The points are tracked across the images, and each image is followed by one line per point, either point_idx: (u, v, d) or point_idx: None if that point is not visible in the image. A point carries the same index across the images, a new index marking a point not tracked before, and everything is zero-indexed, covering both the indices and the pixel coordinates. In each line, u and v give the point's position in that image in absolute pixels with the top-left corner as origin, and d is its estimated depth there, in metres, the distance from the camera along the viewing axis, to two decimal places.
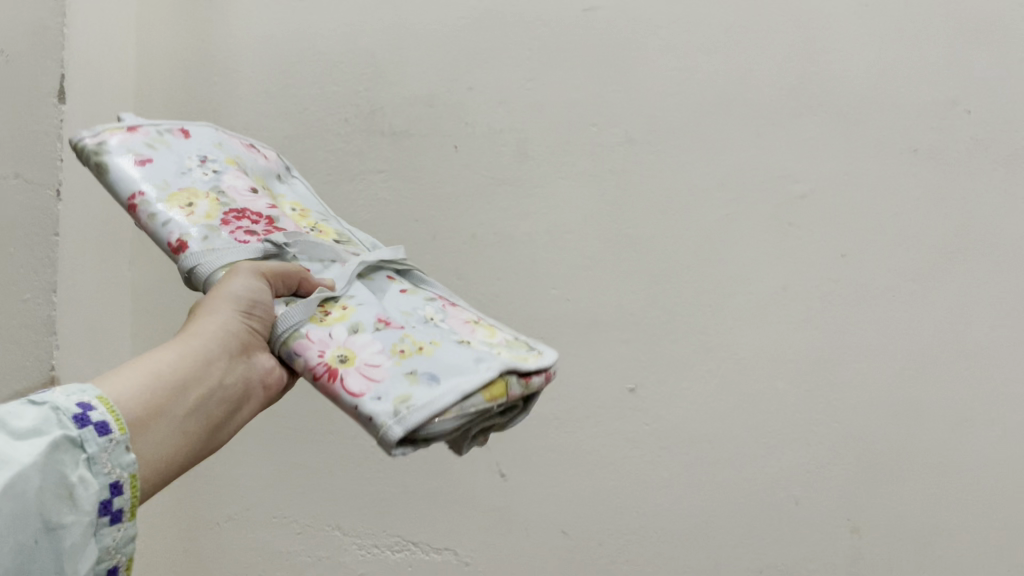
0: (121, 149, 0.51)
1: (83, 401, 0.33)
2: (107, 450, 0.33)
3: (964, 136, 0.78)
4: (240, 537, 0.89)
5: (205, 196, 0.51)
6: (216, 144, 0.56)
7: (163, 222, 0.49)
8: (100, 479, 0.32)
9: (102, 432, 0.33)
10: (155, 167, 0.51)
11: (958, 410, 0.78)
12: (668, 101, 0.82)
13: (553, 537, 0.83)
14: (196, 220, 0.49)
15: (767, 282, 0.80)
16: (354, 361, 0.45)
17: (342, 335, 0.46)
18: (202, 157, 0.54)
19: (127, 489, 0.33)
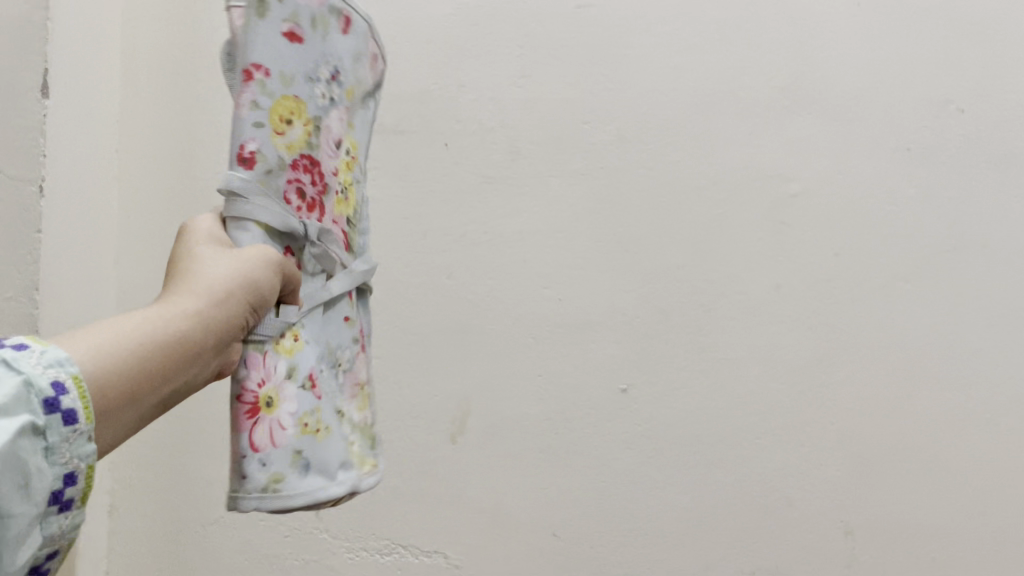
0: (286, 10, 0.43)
1: (58, 381, 0.30)
2: (70, 442, 0.30)
3: (956, 134, 0.79)
4: (223, 542, 0.86)
5: (303, 119, 0.44)
6: (349, 61, 0.49)
7: (258, 128, 0.41)
8: (55, 473, 0.29)
9: (69, 422, 0.30)
10: (296, 51, 0.43)
11: (952, 410, 0.78)
12: (660, 99, 0.81)
13: (544, 540, 0.81)
14: (279, 144, 0.42)
15: (760, 281, 0.79)
16: (274, 407, 0.42)
17: (280, 372, 0.42)
18: (324, 70, 0.47)
19: (81, 480, 0.30)
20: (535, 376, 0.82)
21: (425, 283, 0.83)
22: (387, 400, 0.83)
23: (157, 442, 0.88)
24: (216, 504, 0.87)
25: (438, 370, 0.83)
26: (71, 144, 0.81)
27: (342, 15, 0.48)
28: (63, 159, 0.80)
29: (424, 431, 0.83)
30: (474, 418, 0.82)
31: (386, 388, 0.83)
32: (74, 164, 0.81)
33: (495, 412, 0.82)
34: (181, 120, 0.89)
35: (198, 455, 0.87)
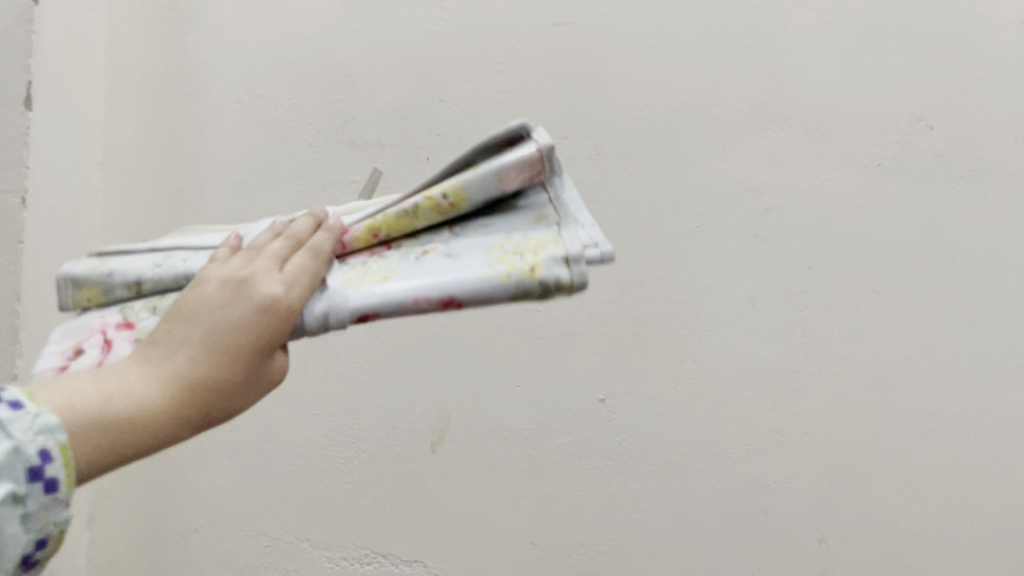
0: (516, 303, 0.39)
1: (44, 446, 0.30)
2: (47, 512, 0.29)
3: (925, 151, 0.81)
4: (204, 551, 0.87)
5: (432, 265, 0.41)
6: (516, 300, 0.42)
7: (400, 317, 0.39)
8: (25, 541, 0.29)
9: (49, 491, 0.29)
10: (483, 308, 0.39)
11: (924, 420, 0.79)
12: (637, 114, 0.82)
13: (524, 549, 0.82)
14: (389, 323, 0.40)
15: (736, 293, 0.81)
16: (85, 330, 0.43)
17: (114, 314, 0.44)
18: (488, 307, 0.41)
19: (51, 544, 0.30)
20: (515, 387, 0.83)
21: None
22: (367, 410, 0.85)
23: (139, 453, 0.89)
24: (196, 515, 0.87)
25: (420, 381, 0.84)
26: (54, 156, 0.81)
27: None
28: (46, 171, 0.80)
29: (405, 442, 0.84)
30: (455, 428, 0.83)
31: (366, 398, 0.85)
32: (58, 176, 0.82)
33: (475, 423, 0.83)
34: (165, 133, 0.89)
35: (181, 465, 0.88)
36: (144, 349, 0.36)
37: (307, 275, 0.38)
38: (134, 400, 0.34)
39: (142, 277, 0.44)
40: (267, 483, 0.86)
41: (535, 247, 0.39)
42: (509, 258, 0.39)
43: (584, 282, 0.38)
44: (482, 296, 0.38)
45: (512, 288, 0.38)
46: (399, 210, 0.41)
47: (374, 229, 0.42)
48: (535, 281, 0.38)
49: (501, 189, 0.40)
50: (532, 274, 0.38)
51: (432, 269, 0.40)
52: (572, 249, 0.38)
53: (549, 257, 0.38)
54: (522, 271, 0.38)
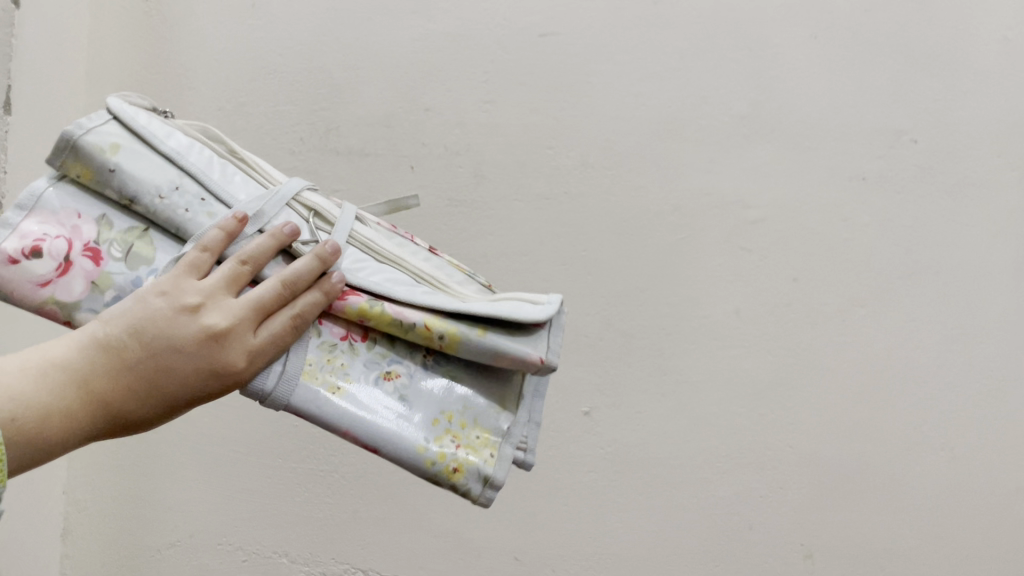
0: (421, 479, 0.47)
1: None
2: None
3: (910, 164, 0.80)
4: (179, 566, 0.86)
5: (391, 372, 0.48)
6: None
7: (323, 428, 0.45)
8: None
9: None
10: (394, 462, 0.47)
11: (910, 436, 0.79)
12: (623, 125, 0.82)
13: (507, 564, 0.82)
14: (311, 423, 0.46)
15: (721, 306, 0.80)
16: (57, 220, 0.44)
17: (91, 220, 0.45)
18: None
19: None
20: None
21: None
22: None
23: (115, 463, 0.88)
24: (174, 527, 0.87)
25: None
26: (34, 161, 0.81)
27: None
28: (24, 177, 0.79)
29: None
30: None
31: None
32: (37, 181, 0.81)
33: None
34: None
35: (158, 476, 0.87)
36: (99, 350, 0.39)
37: (266, 346, 0.42)
38: (64, 416, 0.38)
39: (138, 197, 0.45)
40: (245, 496, 0.85)
41: (466, 447, 0.48)
42: (446, 442, 0.47)
43: (488, 502, 0.48)
44: (405, 463, 0.46)
45: (428, 473, 0.46)
46: (399, 318, 0.46)
47: (365, 316, 0.46)
48: (452, 481, 0.47)
49: (494, 359, 0.47)
50: (457, 477, 0.47)
51: (382, 403, 0.47)
52: (498, 480, 0.48)
53: (475, 471, 0.47)
54: (448, 468, 0.47)
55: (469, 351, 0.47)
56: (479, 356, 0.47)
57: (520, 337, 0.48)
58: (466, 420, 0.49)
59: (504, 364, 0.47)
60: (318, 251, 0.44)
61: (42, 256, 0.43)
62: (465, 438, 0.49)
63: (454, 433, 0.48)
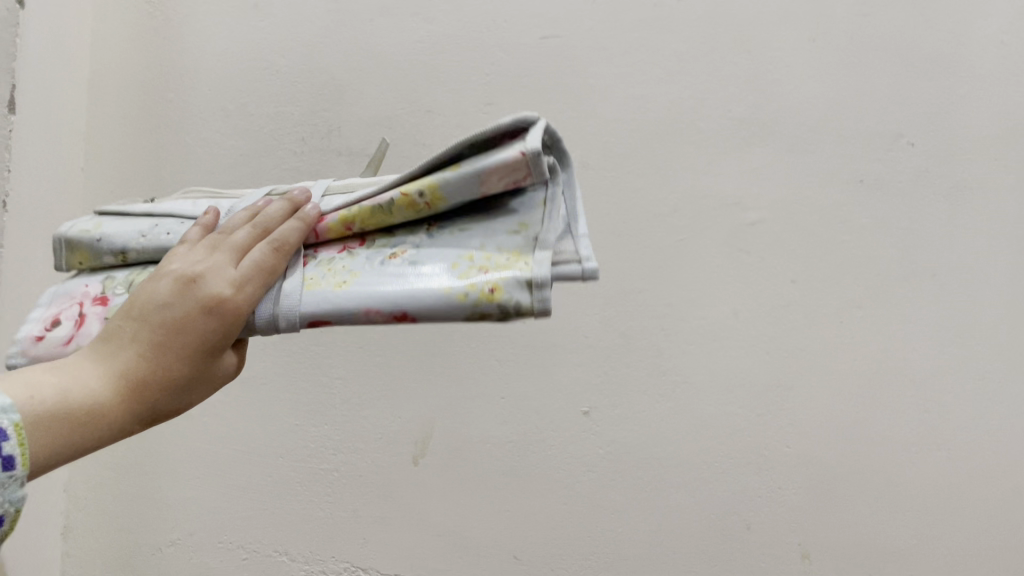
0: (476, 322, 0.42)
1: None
2: (7, 487, 0.33)
3: (908, 167, 0.81)
4: (179, 564, 0.86)
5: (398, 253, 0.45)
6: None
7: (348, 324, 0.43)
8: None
9: (7, 468, 0.33)
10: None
11: (908, 437, 0.79)
12: (622, 126, 0.83)
13: (507, 564, 0.81)
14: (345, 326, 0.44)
15: (720, 307, 0.81)
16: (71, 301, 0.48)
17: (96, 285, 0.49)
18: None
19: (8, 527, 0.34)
20: (498, 400, 0.82)
21: None
22: (348, 423, 0.84)
23: (115, 460, 0.89)
24: (173, 526, 0.87)
25: (403, 393, 0.84)
26: (37, 161, 0.81)
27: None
28: (27, 176, 0.79)
29: (388, 451, 0.83)
30: (438, 440, 0.83)
31: (348, 410, 0.84)
32: (40, 181, 0.81)
33: (456, 436, 0.82)
34: (151, 140, 0.89)
35: (159, 475, 0.87)
36: (101, 344, 0.40)
37: (255, 274, 0.43)
38: (86, 389, 0.38)
39: (126, 247, 0.49)
40: (246, 494, 0.85)
41: (500, 265, 0.42)
42: (474, 274, 0.42)
43: (544, 306, 0.40)
44: (437, 310, 0.42)
45: (469, 309, 0.41)
46: (375, 206, 0.45)
47: (347, 221, 0.46)
48: (494, 305, 0.41)
49: (482, 188, 0.43)
50: (494, 296, 0.41)
51: (393, 275, 0.43)
52: (539, 276, 0.41)
53: (513, 281, 0.41)
54: (482, 293, 0.41)
55: (454, 192, 0.43)
56: (467, 191, 0.43)
57: (499, 149, 0.43)
58: (494, 247, 0.43)
59: (496, 185, 0.43)
60: (281, 205, 0.46)
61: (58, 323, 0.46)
62: (498, 259, 0.43)
63: (482, 263, 0.43)
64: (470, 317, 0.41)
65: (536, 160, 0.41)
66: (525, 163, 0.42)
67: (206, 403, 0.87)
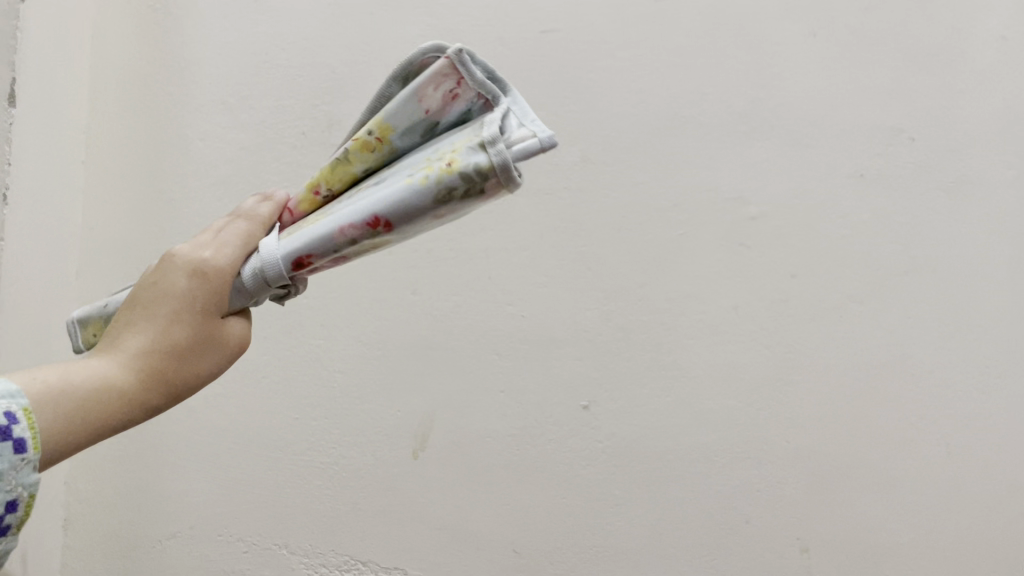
0: (449, 204, 0.40)
1: (9, 409, 0.34)
2: (18, 470, 0.33)
3: (908, 162, 0.81)
4: (180, 557, 0.86)
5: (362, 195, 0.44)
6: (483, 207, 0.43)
7: (333, 255, 0.42)
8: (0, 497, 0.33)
9: (18, 450, 0.34)
10: (428, 221, 0.41)
11: (908, 432, 0.79)
12: (621, 121, 0.83)
13: (506, 557, 0.81)
14: (336, 259, 0.42)
15: (720, 302, 0.81)
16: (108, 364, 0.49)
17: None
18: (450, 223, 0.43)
19: (22, 510, 0.34)
20: (498, 393, 0.82)
21: (389, 298, 0.85)
22: (348, 416, 0.84)
23: (120, 453, 0.89)
24: (175, 519, 0.86)
25: (403, 385, 0.83)
26: (37, 153, 0.81)
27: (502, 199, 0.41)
28: (28, 169, 0.79)
29: (388, 445, 0.83)
30: (438, 434, 0.82)
31: (348, 402, 0.84)
32: (41, 173, 0.81)
33: (456, 430, 0.82)
34: (151, 133, 0.89)
35: (161, 469, 0.87)
36: (106, 341, 0.42)
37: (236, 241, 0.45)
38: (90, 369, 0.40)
39: None
40: (247, 487, 0.85)
41: (455, 144, 0.40)
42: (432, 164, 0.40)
43: (502, 158, 0.38)
44: (404, 205, 0.40)
45: (435, 192, 0.39)
46: (334, 162, 0.45)
47: (315, 186, 0.46)
48: (455, 176, 0.39)
49: (422, 108, 0.43)
50: (452, 167, 0.39)
51: (361, 197, 0.42)
52: (488, 133, 0.38)
53: (468, 150, 0.39)
54: (440, 169, 0.39)
55: (398, 118, 0.43)
56: (410, 114, 0.43)
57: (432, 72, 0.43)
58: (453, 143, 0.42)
59: (435, 101, 0.43)
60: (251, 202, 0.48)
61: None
62: (452, 141, 0.41)
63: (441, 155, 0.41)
64: (441, 201, 0.39)
65: (463, 59, 0.41)
66: (453, 67, 0.42)
67: (206, 397, 0.87)
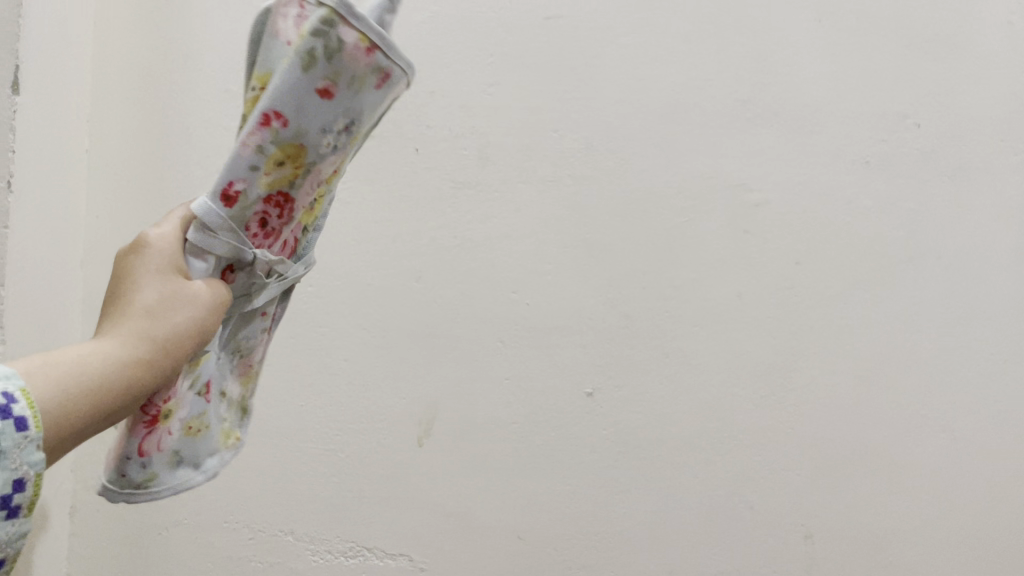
0: (325, 73, 0.39)
1: (6, 390, 0.32)
2: (21, 448, 0.31)
3: (913, 148, 0.81)
4: (186, 543, 0.85)
5: (296, 162, 0.42)
6: (386, 107, 0.43)
7: (252, 173, 0.40)
8: (5, 477, 0.30)
9: (19, 428, 0.31)
10: (321, 110, 0.40)
11: (911, 418, 0.80)
12: (625, 108, 0.83)
13: (510, 543, 0.81)
14: (259, 188, 0.41)
15: (724, 289, 0.81)
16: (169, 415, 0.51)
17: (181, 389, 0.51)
18: (357, 122, 0.42)
19: (29, 489, 0.31)
20: (502, 380, 0.82)
21: (393, 287, 0.83)
22: (352, 403, 0.83)
23: None
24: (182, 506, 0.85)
25: (408, 373, 0.83)
26: (40, 142, 0.81)
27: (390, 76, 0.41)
28: (29, 157, 0.79)
29: (389, 433, 0.83)
30: (441, 421, 0.82)
31: (353, 390, 0.83)
32: (43, 161, 0.81)
33: (461, 417, 0.82)
34: (156, 121, 0.89)
35: None
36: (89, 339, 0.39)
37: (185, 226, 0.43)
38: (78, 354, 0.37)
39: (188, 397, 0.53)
40: (254, 475, 0.84)
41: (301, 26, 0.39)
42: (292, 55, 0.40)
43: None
44: (281, 89, 0.39)
45: (300, 63, 0.38)
46: None
47: None
48: (308, 38, 0.38)
49: (283, 42, 0.40)
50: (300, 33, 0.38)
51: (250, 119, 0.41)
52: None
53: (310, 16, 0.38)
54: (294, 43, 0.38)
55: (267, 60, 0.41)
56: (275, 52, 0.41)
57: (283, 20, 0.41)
58: None
59: (290, 29, 0.40)
60: None
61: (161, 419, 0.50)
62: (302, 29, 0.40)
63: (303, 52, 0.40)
64: (310, 68, 0.38)
65: None
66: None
67: None
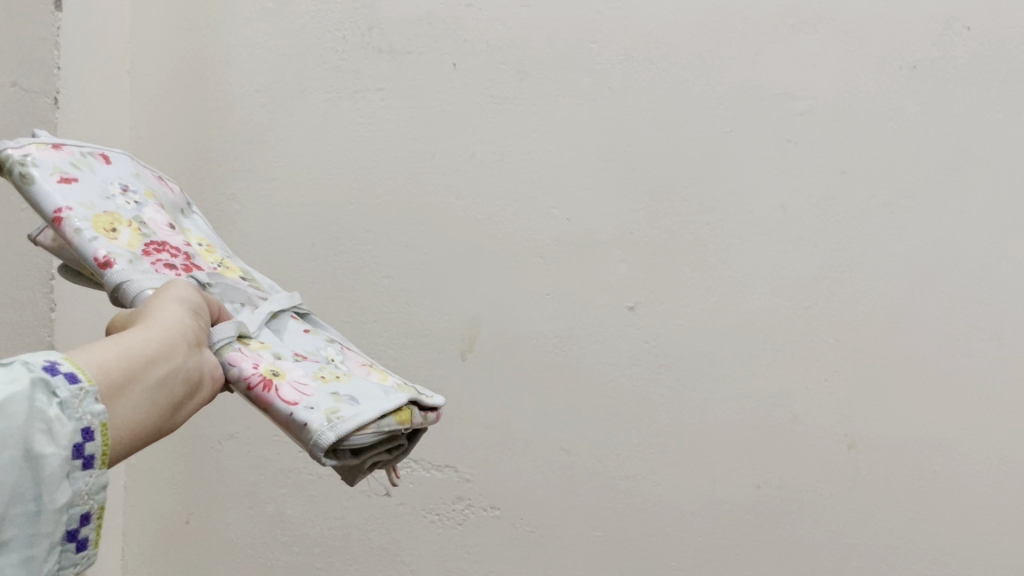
0: (46, 164, 0.41)
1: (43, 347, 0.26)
2: (79, 397, 0.26)
3: (963, 52, 0.79)
4: (240, 457, 0.86)
5: (127, 223, 0.42)
6: (135, 174, 0.47)
7: (97, 240, 0.40)
8: (69, 425, 0.25)
9: (71, 379, 0.26)
10: (83, 187, 0.42)
11: (957, 328, 0.79)
12: (665, 17, 0.81)
13: (555, 455, 0.82)
14: (124, 247, 0.40)
15: (767, 201, 0.80)
16: (284, 374, 0.41)
17: (267, 356, 0.41)
18: (123, 184, 0.45)
19: (99, 439, 0.26)
20: (544, 295, 0.82)
21: (434, 204, 0.83)
22: (397, 318, 0.84)
23: None
24: (232, 420, 0.86)
25: (450, 290, 0.83)
26: (87, 59, 0.80)
27: (94, 154, 0.45)
28: (77, 73, 0.79)
29: (435, 347, 0.83)
30: (486, 336, 0.83)
31: (397, 306, 0.84)
32: (90, 78, 0.81)
33: (504, 332, 0.83)
34: None
35: None
36: None
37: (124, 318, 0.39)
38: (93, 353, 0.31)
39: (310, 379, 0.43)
40: None
41: None
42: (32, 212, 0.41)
43: None
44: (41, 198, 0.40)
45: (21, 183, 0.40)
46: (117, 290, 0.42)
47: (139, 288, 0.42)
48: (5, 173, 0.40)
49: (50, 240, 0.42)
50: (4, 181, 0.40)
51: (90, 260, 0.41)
52: None
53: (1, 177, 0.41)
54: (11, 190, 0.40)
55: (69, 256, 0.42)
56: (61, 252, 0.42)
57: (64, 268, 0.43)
58: None
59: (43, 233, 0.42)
60: None
61: (272, 377, 0.40)
62: None
63: None
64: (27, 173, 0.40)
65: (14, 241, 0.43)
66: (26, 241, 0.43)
67: None
